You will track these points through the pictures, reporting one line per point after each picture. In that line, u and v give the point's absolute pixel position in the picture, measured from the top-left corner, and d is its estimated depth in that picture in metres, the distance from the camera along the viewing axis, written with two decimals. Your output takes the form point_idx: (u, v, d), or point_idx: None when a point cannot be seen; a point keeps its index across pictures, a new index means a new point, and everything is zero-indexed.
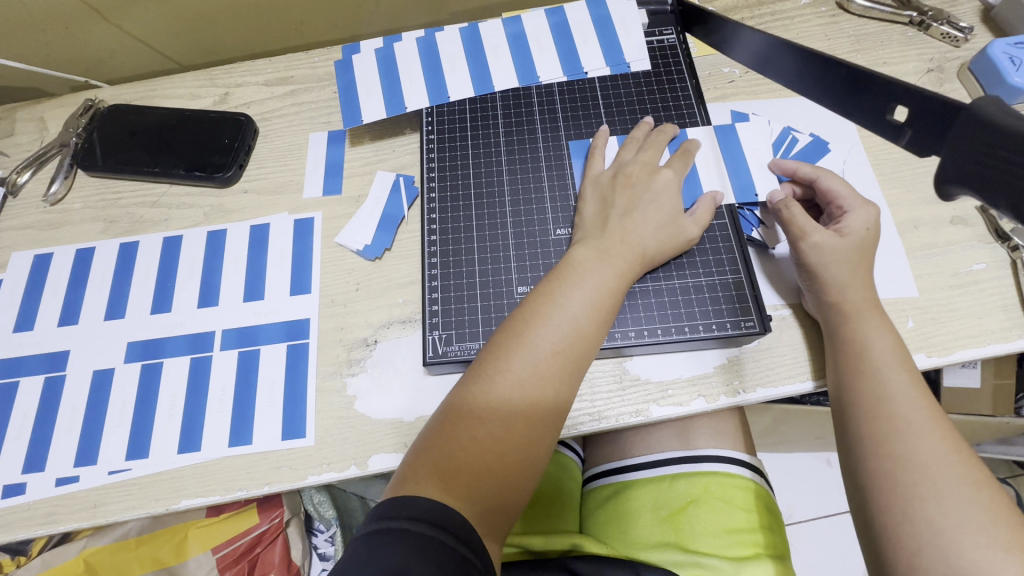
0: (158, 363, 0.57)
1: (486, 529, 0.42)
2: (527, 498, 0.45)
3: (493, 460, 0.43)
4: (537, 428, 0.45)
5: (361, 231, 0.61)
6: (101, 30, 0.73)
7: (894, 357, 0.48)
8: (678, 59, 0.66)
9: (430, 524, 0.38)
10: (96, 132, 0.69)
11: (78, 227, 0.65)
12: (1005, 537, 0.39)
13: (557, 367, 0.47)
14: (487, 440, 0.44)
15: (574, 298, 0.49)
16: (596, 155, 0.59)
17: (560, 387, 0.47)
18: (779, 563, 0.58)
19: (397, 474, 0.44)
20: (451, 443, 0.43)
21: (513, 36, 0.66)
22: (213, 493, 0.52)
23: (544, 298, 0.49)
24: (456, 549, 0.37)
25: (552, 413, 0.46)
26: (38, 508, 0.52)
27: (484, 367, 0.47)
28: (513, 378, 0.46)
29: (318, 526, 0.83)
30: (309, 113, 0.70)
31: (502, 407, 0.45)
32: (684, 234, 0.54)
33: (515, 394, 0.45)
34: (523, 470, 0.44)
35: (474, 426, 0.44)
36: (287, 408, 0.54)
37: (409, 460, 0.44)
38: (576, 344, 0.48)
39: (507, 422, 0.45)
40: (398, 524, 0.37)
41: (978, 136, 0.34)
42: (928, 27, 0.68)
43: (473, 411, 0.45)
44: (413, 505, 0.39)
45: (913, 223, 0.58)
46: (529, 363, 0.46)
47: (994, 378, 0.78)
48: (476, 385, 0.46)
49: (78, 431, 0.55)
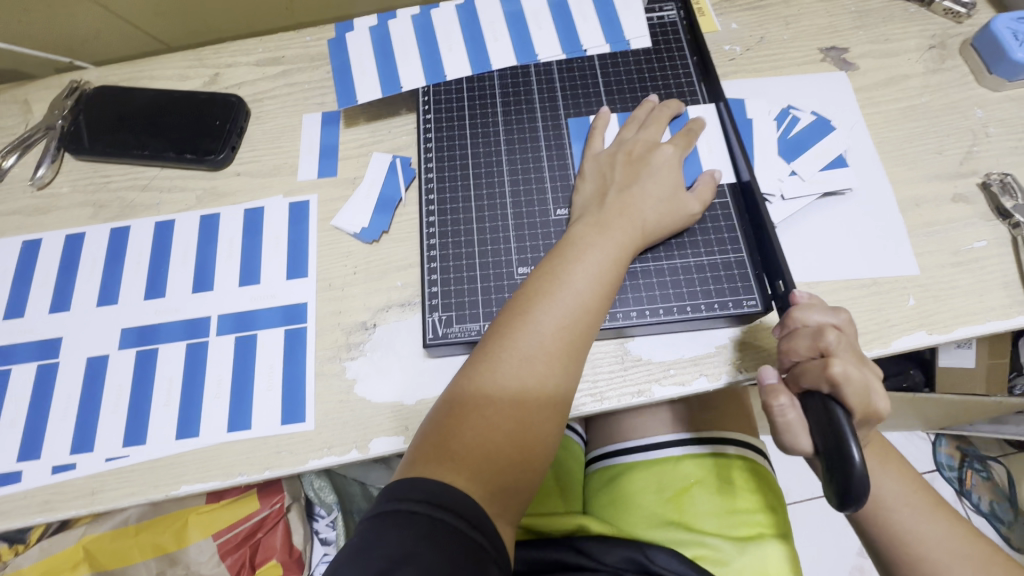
0: (153, 349, 0.56)
1: (499, 510, 0.42)
2: (540, 478, 0.45)
3: (503, 439, 0.43)
4: (546, 406, 0.45)
5: (358, 213, 0.60)
6: (83, 7, 0.71)
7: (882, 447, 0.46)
8: (679, 36, 0.65)
9: (438, 506, 0.37)
10: (82, 115, 0.67)
11: (67, 212, 0.64)
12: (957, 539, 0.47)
13: (563, 345, 0.46)
14: (497, 419, 0.44)
15: (577, 276, 0.48)
16: (596, 135, 0.58)
17: (567, 364, 0.46)
18: (780, 541, 0.59)
19: (406, 457, 0.43)
20: (460, 424, 0.43)
21: (510, 14, 0.65)
22: (212, 478, 0.51)
23: (548, 275, 0.49)
24: (467, 532, 0.37)
25: (560, 391, 0.46)
26: (34, 495, 0.52)
27: (491, 347, 0.46)
28: (519, 356, 0.45)
29: (319, 511, 0.82)
30: (303, 93, 0.69)
31: (508, 385, 0.44)
32: (686, 210, 0.53)
33: (522, 373, 0.45)
34: (533, 448, 0.44)
35: (482, 405, 0.44)
36: (286, 394, 0.54)
37: (416, 442, 0.44)
38: (581, 320, 0.47)
39: (514, 400, 0.44)
40: (407, 507, 0.37)
41: None
42: (931, 3, 0.67)
43: (480, 390, 0.44)
44: (423, 487, 0.38)
45: (914, 201, 0.57)
46: (535, 341, 0.46)
47: (990, 357, 0.82)
48: (482, 364, 0.46)
49: (73, 419, 0.54)
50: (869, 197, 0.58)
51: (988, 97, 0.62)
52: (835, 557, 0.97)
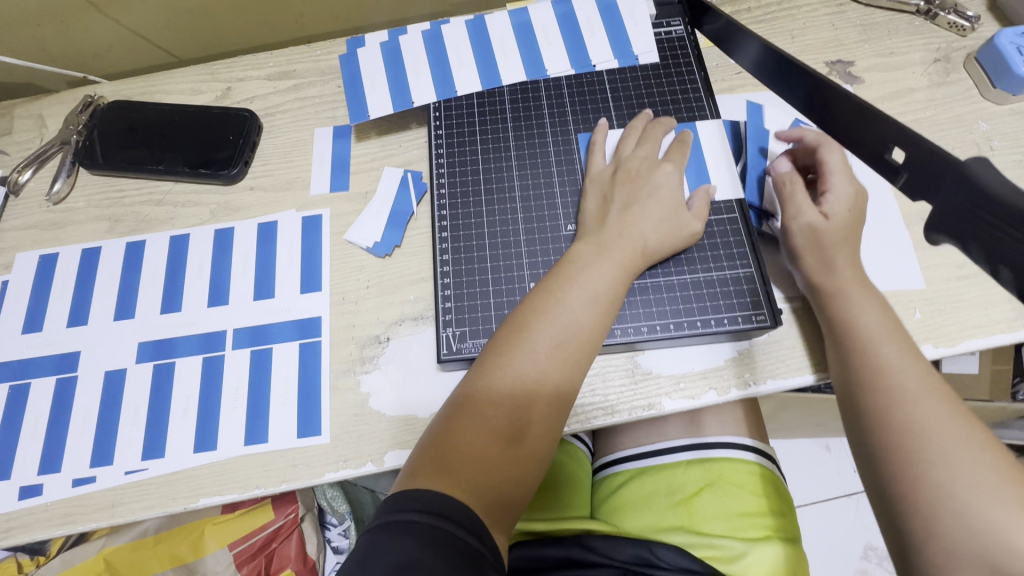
0: (170, 363, 0.57)
1: (495, 518, 0.43)
2: (531, 492, 0.46)
3: (497, 453, 0.44)
4: (541, 421, 0.46)
5: (370, 228, 0.61)
6: (97, 22, 0.72)
7: (884, 332, 0.48)
8: (686, 51, 0.66)
9: (438, 515, 0.38)
10: (97, 129, 0.68)
11: (83, 226, 0.65)
12: (1014, 494, 0.39)
13: (558, 363, 0.47)
14: (493, 432, 0.44)
15: (572, 295, 0.49)
16: (596, 150, 0.59)
17: (561, 382, 0.47)
18: (789, 544, 0.59)
19: (404, 471, 0.44)
20: (455, 439, 0.44)
21: (519, 27, 0.66)
22: (230, 491, 0.52)
23: (544, 294, 0.50)
24: (465, 538, 0.38)
25: (555, 408, 0.46)
26: (56, 508, 0.52)
27: (486, 365, 0.47)
28: (514, 374, 0.46)
29: (332, 519, 0.83)
30: (314, 107, 0.69)
31: (505, 401, 0.45)
32: (689, 228, 0.54)
33: (517, 390, 0.46)
34: (526, 463, 0.45)
35: (476, 420, 0.45)
36: (301, 407, 0.55)
37: (416, 454, 0.45)
38: (577, 339, 0.48)
39: (510, 415, 0.45)
40: (409, 517, 0.38)
41: (964, 194, 0.33)
42: (936, 16, 0.67)
43: (477, 405, 0.45)
44: (425, 498, 0.39)
45: (919, 215, 0.58)
46: (530, 359, 0.46)
47: (992, 363, 0.83)
48: (479, 381, 0.46)
49: (93, 432, 0.55)
50: (874, 213, 0.58)
51: (992, 111, 0.63)
52: (840, 560, 0.98)
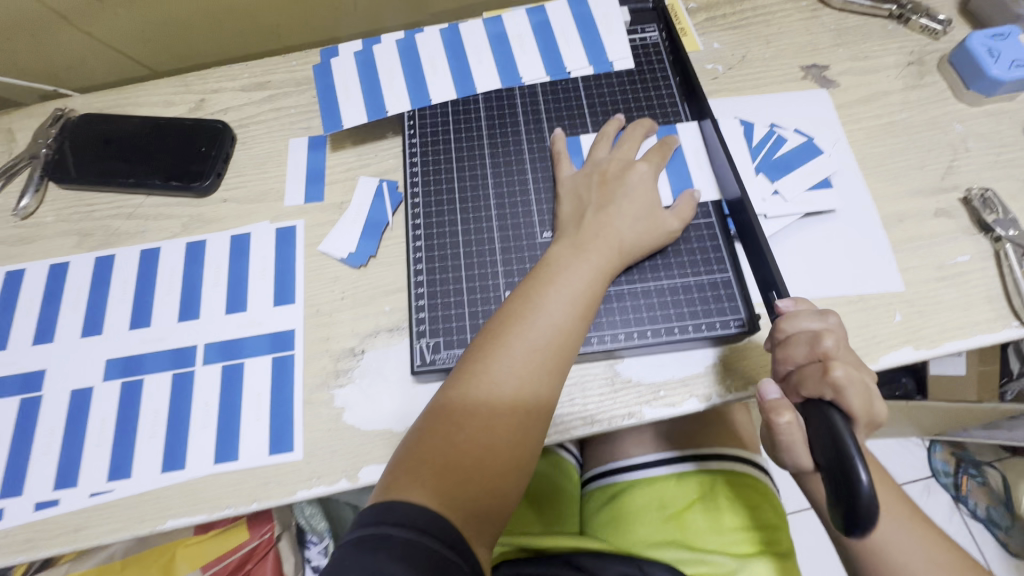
0: (138, 380, 0.56)
1: (474, 532, 0.41)
2: (514, 503, 0.45)
3: (474, 463, 0.42)
4: (517, 436, 0.44)
5: (345, 238, 0.60)
6: (70, 36, 0.71)
7: None
8: (661, 57, 0.66)
9: (415, 529, 0.37)
10: (67, 142, 0.67)
11: (50, 242, 0.63)
12: None
13: (536, 367, 0.46)
14: (467, 446, 0.43)
15: (551, 298, 0.48)
16: (563, 159, 0.59)
17: (541, 387, 0.46)
18: (782, 559, 0.58)
19: (380, 482, 0.43)
20: (431, 449, 0.43)
21: (494, 37, 0.66)
22: (199, 511, 0.50)
23: (522, 298, 0.49)
24: (442, 552, 0.37)
25: (530, 420, 0.45)
26: (17, 534, 0.50)
27: (464, 374, 0.46)
28: (491, 382, 0.45)
29: (312, 538, 0.86)
30: (288, 117, 0.69)
31: (481, 411, 0.44)
32: (664, 227, 0.53)
33: (494, 398, 0.45)
34: (507, 472, 0.43)
35: (452, 431, 0.43)
36: (274, 422, 0.53)
37: (391, 466, 0.43)
38: (555, 343, 0.47)
39: (485, 428, 0.44)
40: (382, 530, 0.37)
41: None
42: (908, 20, 0.68)
43: (453, 415, 0.44)
44: (399, 509, 0.38)
45: (897, 217, 0.58)
46: (507, 366, 0.45)
47: (979, 365, 0.84)
48: (455, 391, 0.45)
49: (56, 454, 0.53)
50: (854, 218, 0.58)
51: (966, 112, 0.63)
52: (833, 565, 0.97)
